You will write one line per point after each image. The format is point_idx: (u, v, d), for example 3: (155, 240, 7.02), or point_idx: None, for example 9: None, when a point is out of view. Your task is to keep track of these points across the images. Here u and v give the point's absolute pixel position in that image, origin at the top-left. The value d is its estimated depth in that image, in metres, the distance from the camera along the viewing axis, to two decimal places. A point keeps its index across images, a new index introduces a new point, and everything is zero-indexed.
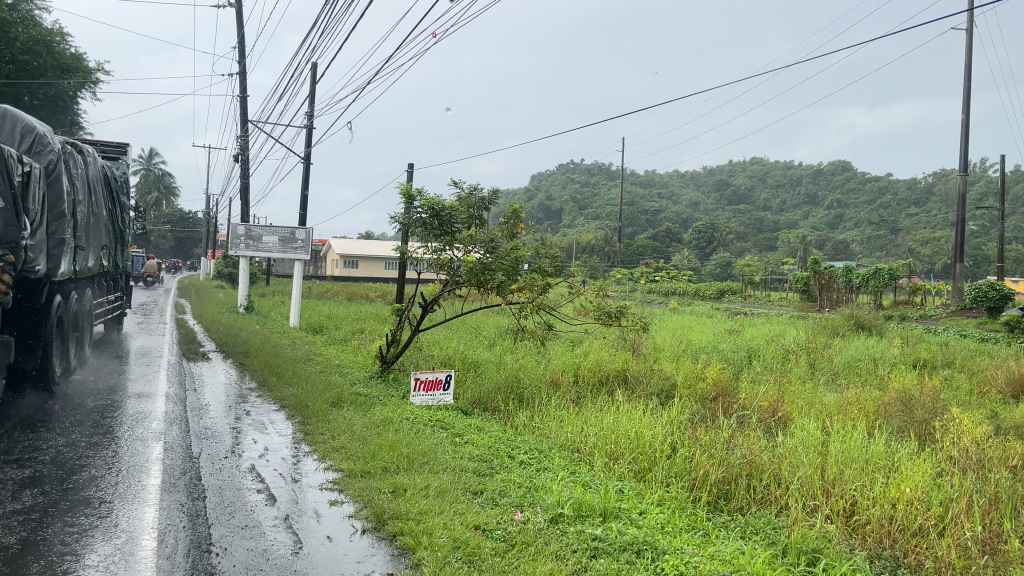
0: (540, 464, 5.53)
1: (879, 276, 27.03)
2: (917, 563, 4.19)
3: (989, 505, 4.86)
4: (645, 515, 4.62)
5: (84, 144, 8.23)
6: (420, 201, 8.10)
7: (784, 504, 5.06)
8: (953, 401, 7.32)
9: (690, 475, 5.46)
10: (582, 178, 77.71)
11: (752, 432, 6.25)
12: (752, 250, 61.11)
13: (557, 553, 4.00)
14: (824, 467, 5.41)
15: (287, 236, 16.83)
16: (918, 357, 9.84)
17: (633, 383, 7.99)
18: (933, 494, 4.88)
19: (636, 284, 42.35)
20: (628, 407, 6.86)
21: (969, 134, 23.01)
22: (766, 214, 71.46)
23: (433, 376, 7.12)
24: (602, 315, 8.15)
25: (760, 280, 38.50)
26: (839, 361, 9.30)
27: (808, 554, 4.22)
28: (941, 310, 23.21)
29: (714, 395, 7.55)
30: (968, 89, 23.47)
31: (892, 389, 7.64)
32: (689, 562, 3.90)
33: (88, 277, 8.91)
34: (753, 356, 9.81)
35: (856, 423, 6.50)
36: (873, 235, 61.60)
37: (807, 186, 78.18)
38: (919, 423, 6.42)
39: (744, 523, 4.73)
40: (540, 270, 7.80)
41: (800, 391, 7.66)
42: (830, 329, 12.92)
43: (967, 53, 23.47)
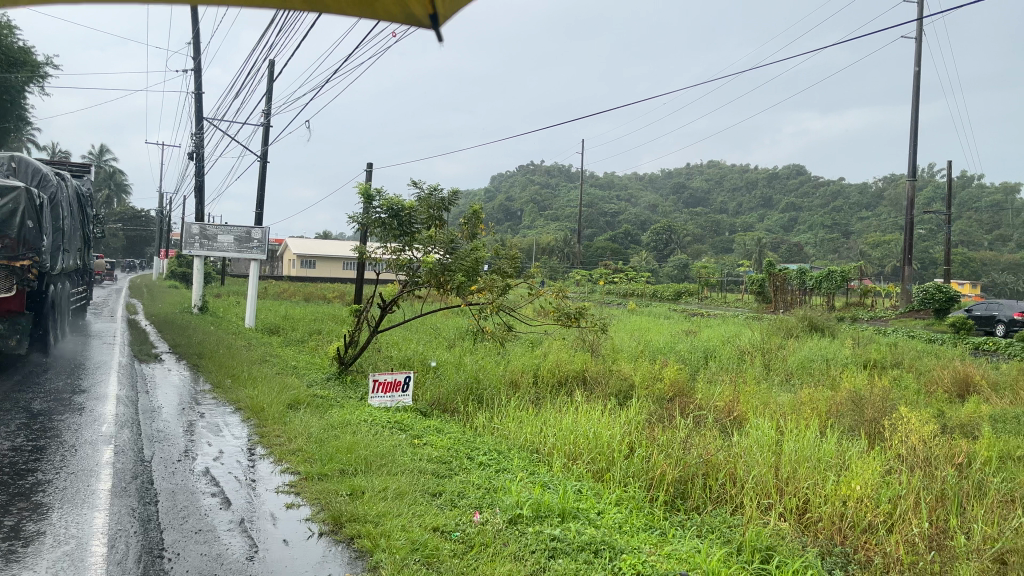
0: (500, 465, 5.54)
1: (831, 278, 27.78)
2: (866, 558, 4.29)
3: (935, 502, 5.00)
4: (602, 515, 4.65)
5: (62, 170, 10.36)
6: (380, 201, 8.06)
7: (739, 503, 5.14)
8: (902, 401, 7.51)
9: (647, 474, 5.52)
10: (542, 179, 78.00)
11: (708, 432, 6.33)
12: (709, 252, 61.96)
13: (516, 554, 4.01)
14: (778, 466, 5.51)
15: (242, 235, 16.58)
16: (868, 357, 10.09)
17: (592, 383, 8.05)
18: (882, 491, 5.00)
19: (595, 285, 42.66)
20: (586, 408, 6.90)
21: (918, 140, 23.66)
22: (723, 216, 72.47)
23: (392, 378, 7.06)
24: (562, 315, 8.18)
25: (716, 282, 39.11)
26: (793, 361, 9.49)
27: (761, 551, 4.31)
28: (891, 312, 23.76)
29: (671, 396, 7.64)
30: (916, 96, 24.11)
31: (844, 389, 7.81)
32: (646, 561, 3.94)
33: (67, 272, 11.10)
34: (709, 357, 9.94)
35: (809, 423, 6.62)
36: (826, 238, 62.89)
37: (762, 189, 79.57)
38: (869, 422, 6.57)
39: (700, 522, 4.79)
40: (500, 271, 7.82)
41: (755, 392, 7.78)
42: (784, 331, 13.13)
43: (916, 61, 24.11)
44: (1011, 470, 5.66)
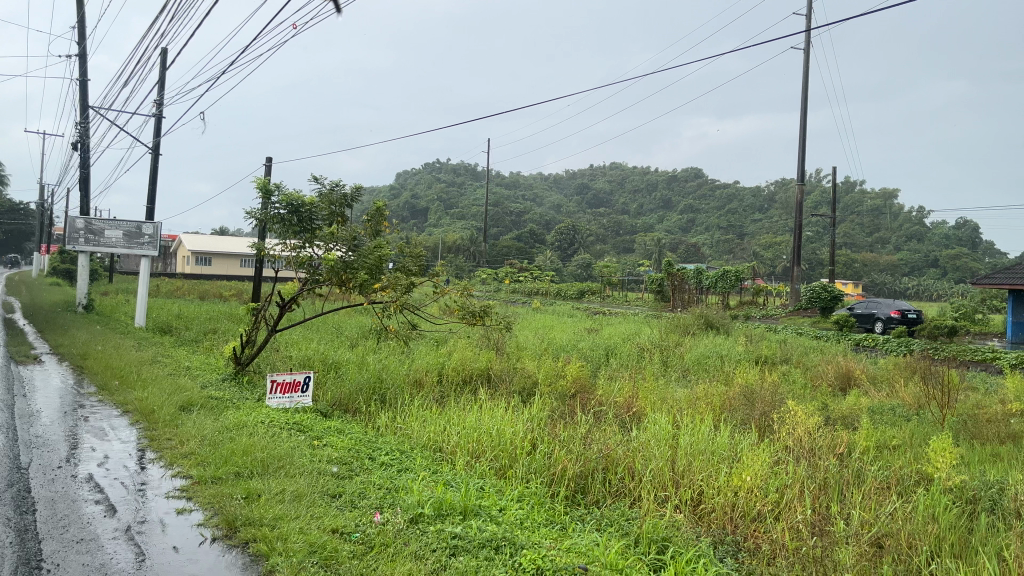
0: (402, 464, 5.50)
1: (727, 278, 28.90)
2: (755, 546, 4.51)
3: (818, 490, 5.27)
4: (504, 511, 4.68)
5: None
6: (279, 197, 7.84)
7: (637, 495, 5.30)
8: (790, 395, 7.88)
9: (548, 470, 5.59)
10: (448, 178, 77.79)
11: (608, 428, 6.47)
12: (612, 252, 63.28)
13: (417, 553, 3.99)
14: (674, 459, 5.69)
15: (132, 231, 15.83)
16: (759, 353, 10.51)
17: (496, 381, 8.08)
18: (770, 481, 5.23)
19: (500, 284, 42.88)
20: (489, 405, 6.93)
21: (806, 147, 24.89)
22: (625, 217, 74.18)
23: (291, 378, 6.90)
24: (467, 314, 8.17)
25: (617, 281, 40.01)
26: (690, 358, 9.80)
27: (657, 543, 4.45)
28: (780, 310, 24.89)
29: (574, 392, 7.76)
30: (805, 105, 25.34)
31: (737, 384, 8.13)
32: (546, 555, 3.99)
33: None
34: (611, 354, 10.15)
35: (704, 417, 6.87)
36: (722, 239, 65.30)
37: (662, 191, 81.90)
38: (759, 416, 6.87)
39: (600, 515, 4.90)
40: (404, 269, 7.75)
41: (653, 388, 7.99)
42: (682, 328, 13.55)
43: (805, 71, 25.32)
44: (887, 458, 6.04)
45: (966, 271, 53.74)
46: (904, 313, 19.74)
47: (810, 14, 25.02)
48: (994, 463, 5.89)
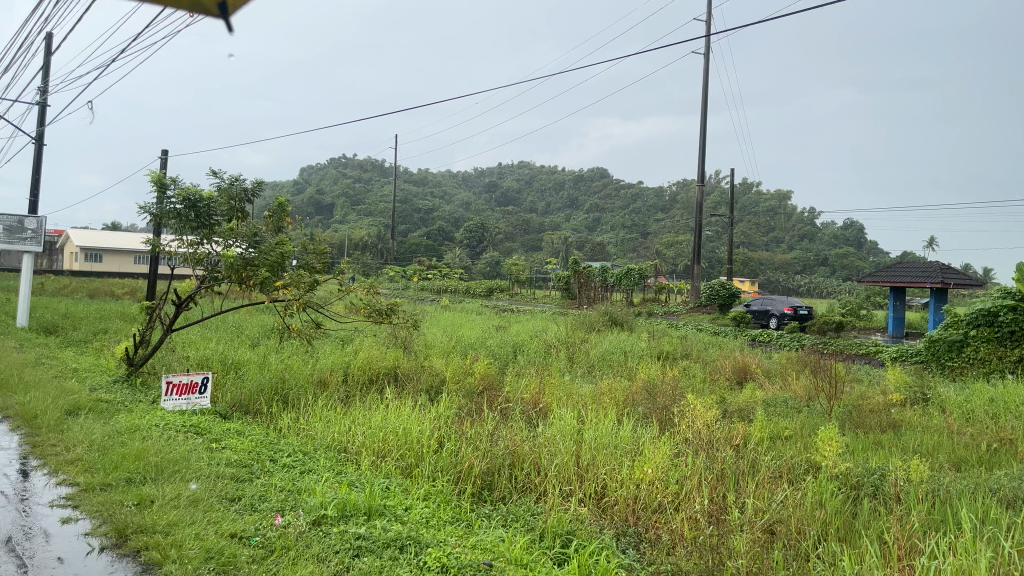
0: (305, 466, 5.39)
1: (631, 275, 29.62)
2: (655, 537, 4.64)
3: (715, 480, 5.45)
4: (409, 510, 4.65)
5: None
6: (175, 191, 7.57)
7: (543, 490, 5.37)
8: (691, 389, 8.15)
9: (455, 468, 5.60)
10: (355, 174, 76.57)
11: (515, 424, 6.52)
12: (520, 251, 63.84)
13: (319, 555, 3.93)
14: (579, 453, 5.80)
15: (14, 225, 14.88)
16: (662, 349, 10.81)
17: (402, 380, 8.02)
18: (670, 473, 5.38)
19: (408, 282, 42.65)
20: (395, 404, 6.87)
21: (706, 149, 25.77)
22: (533, 216, 74.99)
23: (188, 380, 6.67)
24: (373, 312, 8.06)
25: (524, 279, 40.46)
26: (595, 355, 9.98)
27: (562, 536, 4.53)
28: (682, 307, 25.67)
29: (481, 389, 7.79)
30: (704, 109, 26.17)
31: (639, 379, 8.34)
32: (451, 553, 3.99)
33: None
34: (518, 351, 10.24)
35: (608, 411, 7.02)
36: (627, 238, 66.84)
37: (570, 190, 83.16)
38: (661, 409, 7.07)
39: (505, 511, 4.94)
40: (308, 266, 7.57)
41: (560, 384, 8.08)
42: (587, 325, 13.78)
43: (705, 76, 26.18)
44: (780, 448, 6.32)
45: (852, 269, 56.90)
46: (796, 309, 20.69)
47: (708, 21, 25.83)
48: (876, 450, 6.24)
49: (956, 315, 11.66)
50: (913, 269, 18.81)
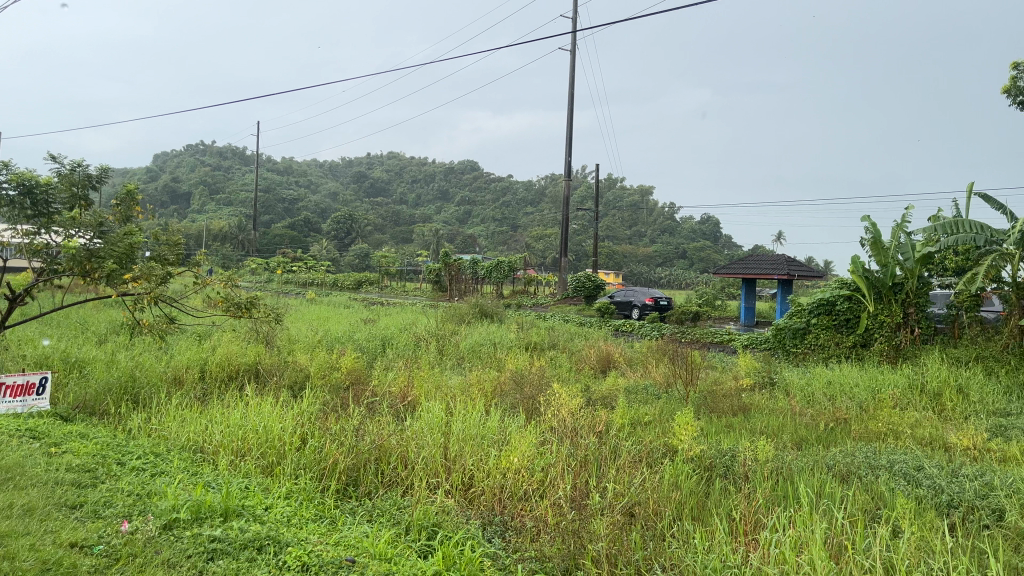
0: (156, 468, 5.12)
1: (500, 268, 29.95)
2: (520, 524, 4.71)
3: (579, 467, 5.59)
4: (270, 510, 4.51)
5: None
6: (7, 176, 6.98)
7: (409, 483, 5.35)
8: (556, 378, 8.34)
9: (318, 465, 5.48)
10: (215, 162, 73.30)
11: (381, 418, 6.45)
12: (389, 243, 63.22)
13: (170, 560, 3.75)
14: (447, 446, 5.80)
15: None
16: (530, 339, 10.99)
17: (265, 376, 7.75)
18: (535, 461, 5.48)
19: (272, 274, 41.31)
20: (256, 401, 6.63)
21: (573, 144, 26.41)
22: (404, 208, 74.35)
23: (23, 380, 6.21)
24: (232, 306, 7.74)
25: (394, 271, 40.09)
26: (464, 347, 10.01)
27: (428, 529, 4.53)
28: (549, 299, 26.22)
29: (348, 384, 7.65)
30: (571, 105, 26.76)
31: (507, 370, 8.45)
32: (312, 551, 3.91)
33: None
34: (386, 344, 10.13)
35: (476, 402, 7.07)
36: (497, 231, 67.52)
37: (442, 183, 83.05)
38: (527, 400, 7.18)
39: (371, 506, 4.88)
40: (159, 257, 7.29)
41: (428, 376, 8.07)
42: (457, 317, 13.82)
43: (573, 73, 26.79)
44: (640, 434, 6.56)
45: (709, 262, 60.05)
46: (656, 300, 21.61)
47: (575, 19, 26.44)
48: (728, 432, 6.60)
49: (800, 305, 12.51)
50: (762, 262, 20.04)
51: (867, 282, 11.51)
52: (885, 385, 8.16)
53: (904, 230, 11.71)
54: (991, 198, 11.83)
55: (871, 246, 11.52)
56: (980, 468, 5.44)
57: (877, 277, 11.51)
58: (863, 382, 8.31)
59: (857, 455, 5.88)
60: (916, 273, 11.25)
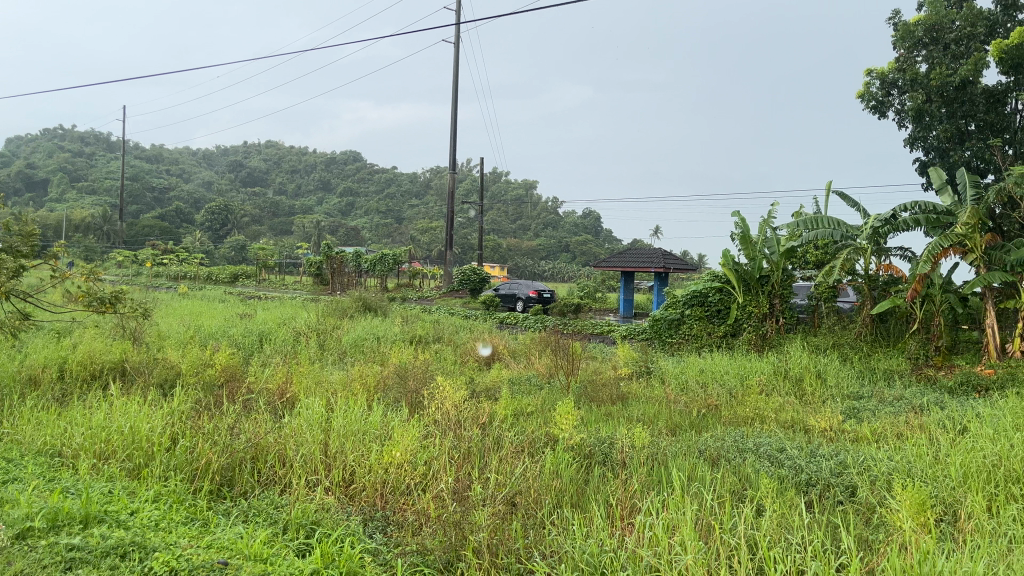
0: (9, 475, 4.76)
1: (384, 261, 29.57)
2: (402, 518, 4.68)
3: (462, 458, 5.61)
4: (136, 514, 4.29)
5: None
6: None
7: (287, 482, 5.22)
8: (440, 371, 8.33)
9: (190, 465, 5.26)
10: (77, 147, 68.85)
11: (257, 416, 6.25)
12: (267, 235, 61.32)
13: (22, 572, 3.49)
14: (327, 442, 5.69)
15: None
16: (414, 333, 10.91)
17: (131, 374, 7.34)
18: (418, 455, 5.44)
19: (140, 267, 39.22)
20: (122, 401, 6.28)
21: (457, 137, 26.43)
22: (285, 199, 72.23)
23: None
24: (93, 301, 7.32)
25: (273, 264, 38.92)
26: (346, 341, 9.85)
27: (306, 527, 4.44)
28: (434, 292, 26.12)
29: (223, 381, 7.37)
30: (456, 98, 26.77)
31: (391, 364, 8.36)
32: (182, 555, 3.74)
33: None
34: (264, 340, 9.81)
35: (357, 397, 6.96)
36: (382, 224, 66.75)
37: (325, 174, 81.21)
38: (410, 393, 7.14)
39: (246, 506, 4.71)
40: (10, 249, 6.74)
41: (308, 371, 7.88)
42: (340, 310, 13.55)
43: (458, 67, 26.78)
44: (522, 424, 6.65)
45: (591, 255, 61.46)
46: (540, 293, 21.94)
47: (459, 12, 26.43)
48: (607, 420, 6.79)
49: (675, 296, 12.98)
50: (641, 256, 20.68)
51: (737, 274, 12.06)
52: (753, 372, 8.61)
53: (770, 225, 12.36)
54: (847, 196, 12.66)
55: (740, 240, 12.08)
56: (835, 448, 5.84)
57: (746, 270, 12.10)
58: (733, 369, 8.73)
59: (727, 439, 6.17)
60: (781, 266, 11.92)
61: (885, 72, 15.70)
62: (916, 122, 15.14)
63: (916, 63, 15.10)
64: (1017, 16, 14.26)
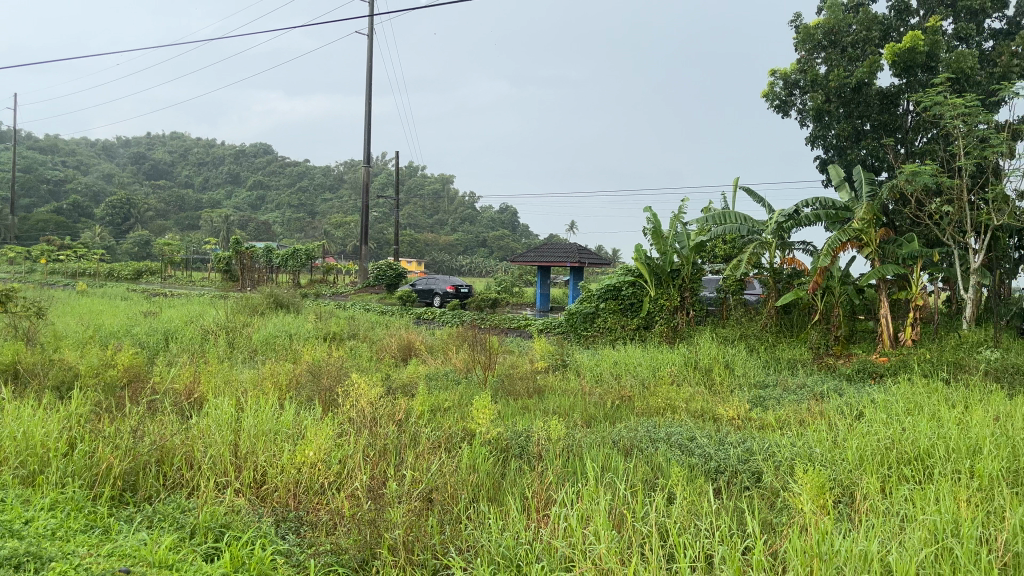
0: None
1: (296, 256, 28.93)
2: (316, 518, 4.60)
3: (377, 456, 5.54)
4: (30, 523, 4.07)
5: None
6: None
7: (195, 484, 5.05)
8: (355, 368, 8.22)
9: (89, 471, 5.02)
10: None
11: (163, 417, 6.03)
12: (173, 230, 59.15)
13: None
14: (237, 443, 5.54)
15: None
16: (328, 330, 10.72)
17: (25, 377, 6.95)
18: (332, 454, 5.35)
19: (34, 263, 37.20)
20: (14, 405, 5.94)
21: (372, 130, 26.11)
22: (193, 193, 69.78)
23: None
24: None
25: (179, 260, 37.57)
26: (257, 339, 9.60)
27: (215, 530, 4.31)
28: (349, 288, 25.70)
29: (125, 382, 7.07)
30: (370, 91, 26.43)
31: (304, 361, 8.20)
32: (80, 565, 3.57)
33: None
34: (169, 338, 9.47)
35: (268, 396, 6.79)
36: (294, 219, 65.32)
37: (235, 167, 78.84)
38: (324, 391, 7.01)
39: (151, 511, 4.53)
40: None
41: (217, 371, 7.63)
42: (249, 308, 13.17)
43: (372, 59, 26.45)
44: (439, 420, 6.62)
45: (508, 250, 61.66)
46: (457, 288, 21.93)
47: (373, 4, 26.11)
48: (523, 414, 6.84)
49: (589, 290, 13.15)
50: (557, 250, 20.91)
51: (649, 268, 12.31)
52: (665, 363, 8.81)
53: (681, 220, 12.68)
54: (753, 192, 13.12)
55: (652, 235, 12.35)
56: (742, 436, 6.04)
57: (658, 264, 12.37)
58: (646, 361, 8.92)
59: (639, 430, 6.30)
60: (691, 260, 12.24)
61: (787, 72, 16.31)
62: (816, 121, 15.78)
63: (816, 65, 15.73)
64: (909, 21, 15.05)
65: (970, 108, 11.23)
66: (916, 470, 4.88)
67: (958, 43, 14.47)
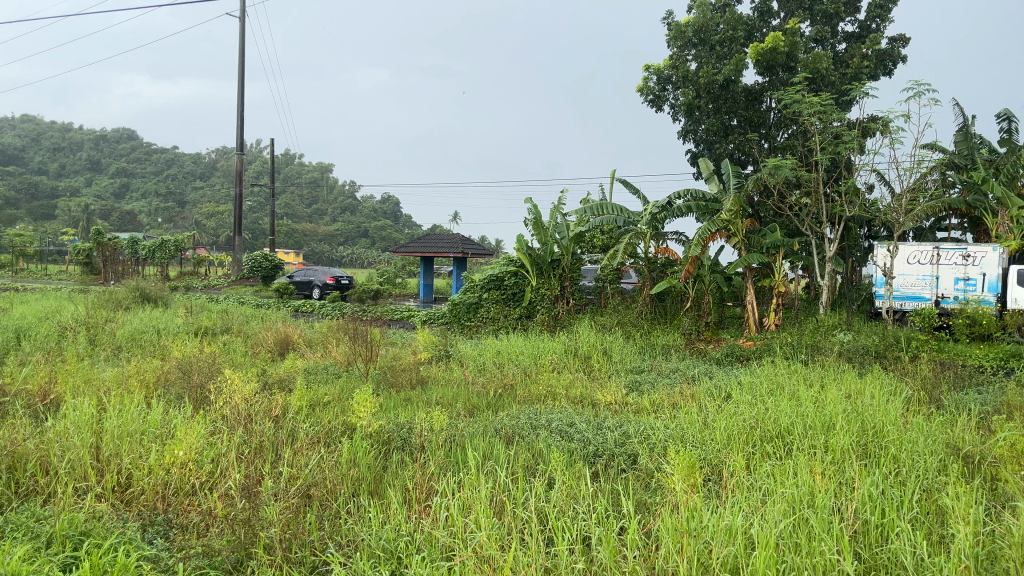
0: None
1: (164, 247, 27.53)
2: (186, 520, 4.40)
3: (251, 453, 5.36)
4: None
5: None
6: None
7: (52, 491, 4.73)
8: (229, 363, 7.92)
9: None
10: None
11: (15, 420, 5.61)
12: (26, 220, 54.98)
13: None
14: (100, 446, 5.23)
15: None
16: (199, 324, 10.28)
17: None
18: (205, 453, 5.14)
19: None
20: None
21: (245, 116, 25.18)
22: (49, 180, 65.08)
23: None
24: None
25: (33, 252, 34.99)
26: (121, 335, 9.09)
27: (74, 538, 4.06)
28: (223, 280, 24.73)
29: None
30: (243, 77, 25.46)
31: (172, 357, 7.83)
32: None
33: None
34: (21, 337, 8.82)
35: (134, 394, 6.44)
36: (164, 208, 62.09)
37: (96, 153, 74.07)
38: (195, 388, 6.72)
39: (2, 521, 4.21)
40: None
41: (76, 370, 7.17)
42: (113, 302, 12.45)
43: (245, 43, 25.47)
44: (318, 415, 6.48)
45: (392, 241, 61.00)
46: (337, 279, 21.53)
47: None
48: (405, 405, 6.79)
49: (472, 281, 13.16)
50: (439, 241, 20.85)
51: (530, 258, 12.46)
52: (545, 351, 8.96)
53: (561, 211, 12.89)
54: (629, 184, 13.52)
55: (533, 225, 12.50)
56: (619, 420, 6.23)
57: (539, 254, 12.53)
58: (528, 350, 9.04)
59: (521, 418, 6.38)
60: (571, 250, 12.49)
61: (661, 68, 16.86)
62: (688, 116, 16.41)
63: (687, 62, 16.32)
64: (771, 22, 15.90)
65: (825, 106, 11.98)
66: (777, 446, 5.18)
67: (815, 45, 15.39)
